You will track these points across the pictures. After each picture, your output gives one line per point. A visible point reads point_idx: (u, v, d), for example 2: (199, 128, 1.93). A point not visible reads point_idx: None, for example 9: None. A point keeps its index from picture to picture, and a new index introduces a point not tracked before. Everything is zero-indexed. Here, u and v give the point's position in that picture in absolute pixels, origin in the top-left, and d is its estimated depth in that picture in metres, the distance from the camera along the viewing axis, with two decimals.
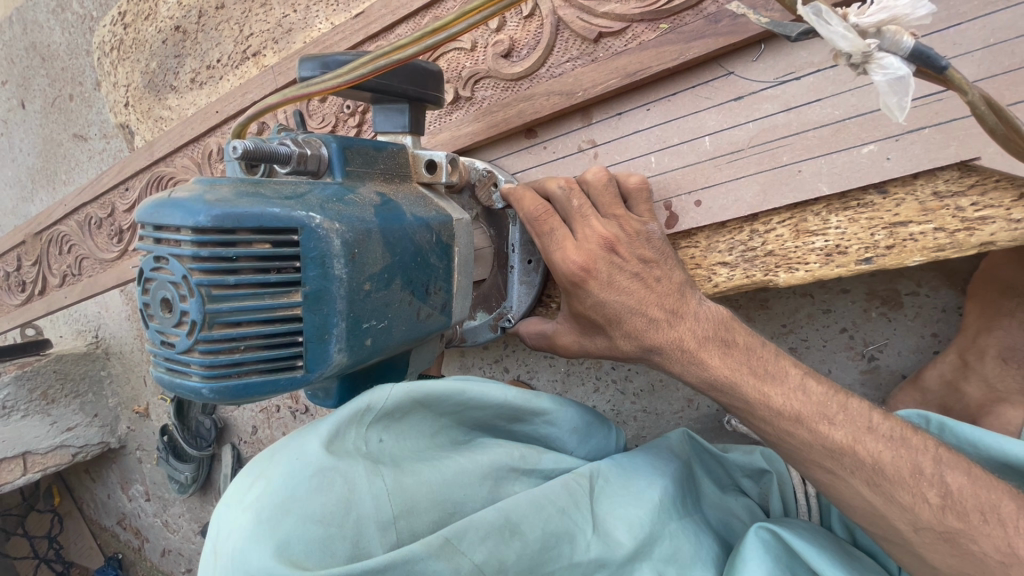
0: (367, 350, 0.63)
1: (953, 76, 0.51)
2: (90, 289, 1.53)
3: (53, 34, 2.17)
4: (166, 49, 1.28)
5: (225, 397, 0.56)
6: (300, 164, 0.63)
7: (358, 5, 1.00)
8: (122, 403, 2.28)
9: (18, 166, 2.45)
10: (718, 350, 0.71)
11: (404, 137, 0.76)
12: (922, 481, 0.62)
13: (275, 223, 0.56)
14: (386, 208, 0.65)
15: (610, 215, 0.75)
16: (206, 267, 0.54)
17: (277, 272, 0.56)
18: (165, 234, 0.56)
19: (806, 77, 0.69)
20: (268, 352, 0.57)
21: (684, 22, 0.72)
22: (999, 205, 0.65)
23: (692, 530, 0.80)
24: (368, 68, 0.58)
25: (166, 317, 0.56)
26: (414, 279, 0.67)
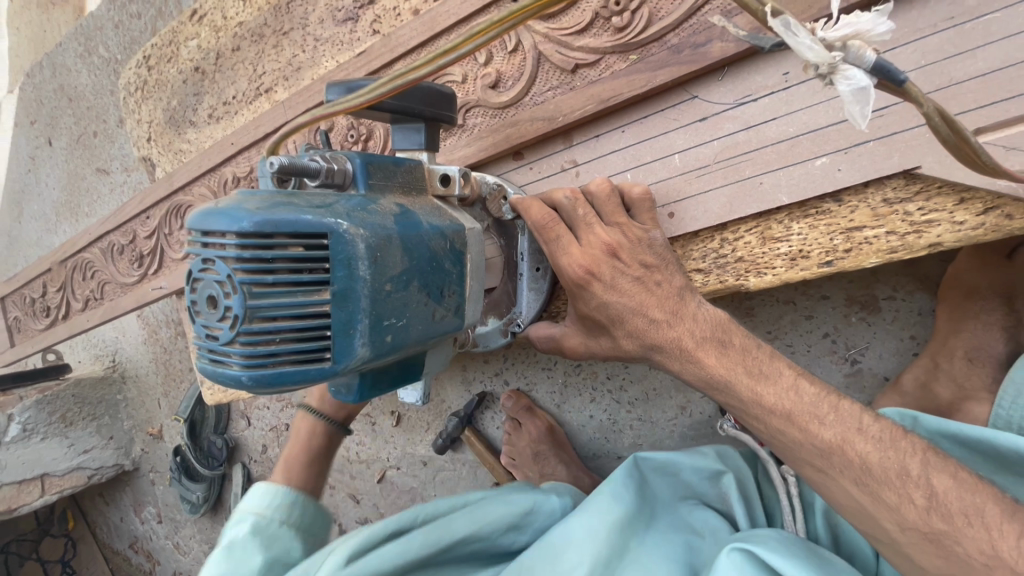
0: (387, 346, 0.68)
1: (910, 89, 0.54)
2: (112, 312, 1.61)
3: (80, 76, 2.33)
4: (186, 88, 1.39)
5: (261, 385, 0.62)
6: (328, 178, 0.70)
7: (362, 44, 1.10)
8: (136, 426, 2.36)
9: (43, 200, 2.59)
10: (714, 349, 0.75)
11: (421, 153, 0.84)
12: (910, 482, 0.65)
13: (308, 229, 0.62)
14: (405, 217, 0.72)
15: (614, 223, 0.80)
16: (248, 267, 0.61)
17: (309, 272, 0.63)
18: (212, 238, 0.63)
19: (762, 99, 0.76)
20: (299, 344, 0.63)
21: (651, 52, 0.80)
22: (943, 209, 0.70)
23: (659, 539, 0.92)
24: (386, 88, 0.65)
25: (210, 312, 0.62)
26: (430, 282, 0.73)
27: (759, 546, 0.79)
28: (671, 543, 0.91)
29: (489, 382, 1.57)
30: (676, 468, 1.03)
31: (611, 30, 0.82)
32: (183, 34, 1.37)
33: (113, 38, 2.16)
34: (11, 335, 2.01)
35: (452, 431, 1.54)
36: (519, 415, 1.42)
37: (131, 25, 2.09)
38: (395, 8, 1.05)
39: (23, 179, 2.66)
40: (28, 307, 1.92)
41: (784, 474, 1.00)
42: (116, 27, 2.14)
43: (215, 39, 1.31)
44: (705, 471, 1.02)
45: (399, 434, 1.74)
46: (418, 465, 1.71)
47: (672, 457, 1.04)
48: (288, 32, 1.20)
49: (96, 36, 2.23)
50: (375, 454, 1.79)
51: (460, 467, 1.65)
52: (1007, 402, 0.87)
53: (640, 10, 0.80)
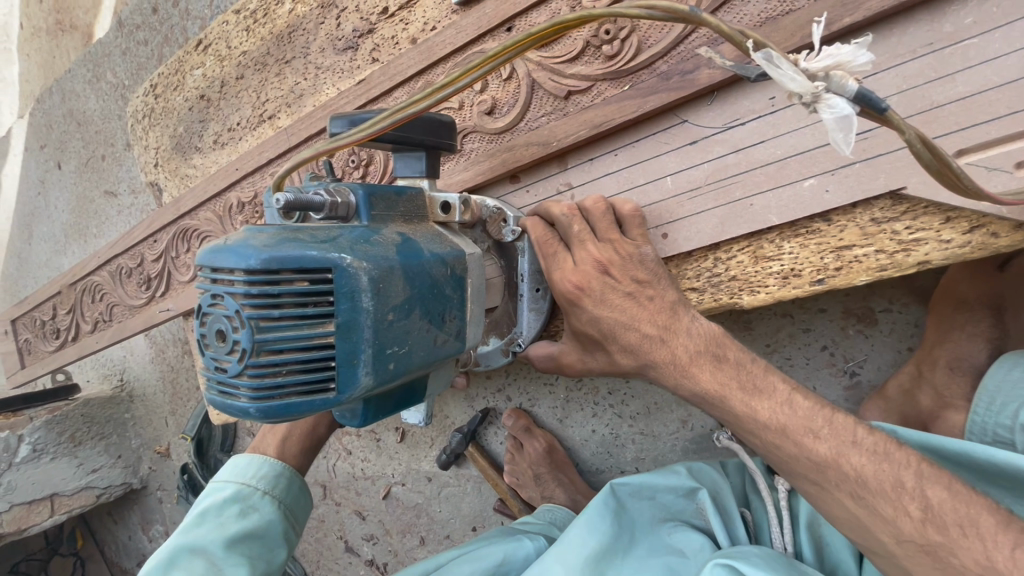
0: (390, 373, 0.70)
1: (892, 116, 0.55)
2: (121, 334, 1.64)
3: (89, 101, 2.38)
4: (192, 115, 1.43)
5: (268, 416, 0.65)
6: (332, 211, 0.72)
7: (362, 72, 1.13)
8: (144, 445, 2.38)
9: (53, 222, 2.64)
10: (709, 364, 0.75)
11: (421, 180, 0.86)
12: (904, 495, 0.65)
13: (312, 264, 0.65)
14: (407, 246, 0.74)
15: (606, 239, 0.82)
16: (255, 302, 0.64)
17: (315, 305, 0.65)
18: (221, 275, 0.66)
19: (749, 123, 0.78)
20: (305, 375, 0.65)
21: (641, 79, 0.82)
22: (930, 227, 0.72)
23: (638, 566, 0.94)
24: (386, 122, 0.68)
25: (220, 346, 0.66)
26: (432, 309, 0.75)
27: (742, 562, 0.86)
28: (651, 567, 0.94)
29: (492, 397, 1.58)
30: (651, 489, 1.05)
31: (602, 58, 0.85)
32: (188, 63, 1.41)
33: (121, 64, 2.21)
34: (21, 357, 2.04)
35: (456, 447, 1.55)
36: (520, 435, 1.43)
37: (138, 51, 2.14)
38: (394, 37, 1.08)
39: (33, 202, 2.71)
40: (38, 329, 1.96)
41: (777, 486, 1.01)
42: (123, 53, 2.20)
43: (219, 67, 1.35)
44: (683, 488, 1.04)
45: (404, 451, 1.75)
46: (423, 481, 1.72)
47: (645, 476, 1.05)
48: (290, 61, 1.23)
49: (104, 62, 2.28)
50: (381, 470, 1.80)
51: (464, 483, 1.66)
52: (983, 409, 0.88)
53: (630, 38, 0.82)
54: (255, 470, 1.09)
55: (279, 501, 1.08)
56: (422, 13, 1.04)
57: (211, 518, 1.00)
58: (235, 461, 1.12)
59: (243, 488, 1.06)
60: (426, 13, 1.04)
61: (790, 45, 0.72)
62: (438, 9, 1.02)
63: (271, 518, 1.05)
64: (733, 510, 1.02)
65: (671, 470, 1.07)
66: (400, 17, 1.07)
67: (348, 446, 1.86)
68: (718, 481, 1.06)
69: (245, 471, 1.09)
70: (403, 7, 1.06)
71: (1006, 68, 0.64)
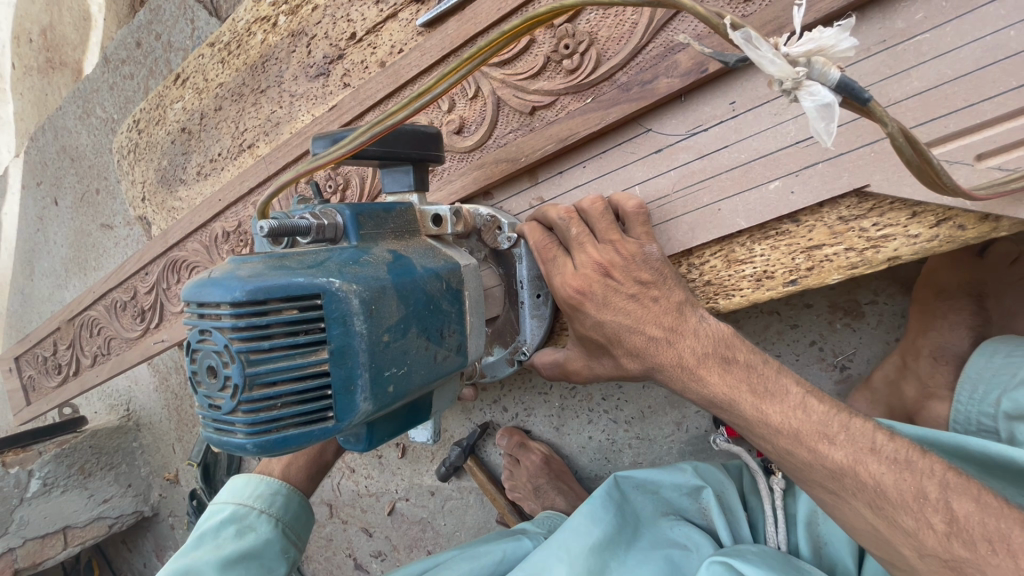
0: (390, 396, 0.71)
1: (874, 108, 0.51)
2: (119, 366, 1.66)
3: (80, 137, 2.42)
4: (175, 148, 1.45)
5: (266, 450, 0.65)
6: (319, 233, 0.72)
7: (334, 98, 1.14)
8: (153, 472, 2.38)
9: (53, 257, 2.68)
10: (717, 366, 0.73)
11: (410, 195, 0.86)
12: (927, 506, 0.62)
13: (300, 291, 0.65)
14: (398, 264, 0.74)
15: (606, 241, 0.79)
16: (243, 335, 0.64)
17: (306, 333, 0.65)
18: (207, 310, 0.66)
19: (712, 128, 0.78)
20: (301, 406, 0.65)
21: (603, 91, 0.83)
22: (897, 223, 0.72)
23: (640, 559, 0.93)
24: (364, 137, 0.66)
25: (212, 382, 0.66)
26: (428, 325, 0.76)
27: (739, 560, 0.86)
28: (653, 560, 0.93)
29: (489, 409, 1.59)
30: (654, 484, 1.05)
31: (564, 72, 0.85)
32: (168, 97, 1.43)
33: (108, 99, 2.25)
34: (26, 394, 2.06)
35: (456, 460, 1.55)
36: (515, 452, 1.44)
37: (124, 85, 2.17)
38: (363, 61, 1.10)
39: (32, 238, 2.75)
40: (41, 365, 1.98)
41: (771, 485, 1.00)
42: (111, 88, 2.23)
43: (198, 100, 1.37)
44: (686, 486, 1.03)
45: (406, 466, 1.76)
46: (426, 496, 1.73)
47: (649, 472, 1.06)
48: (265, 90, 1.25)
49: (93, 97, 2.32)
50: (384, 487, 1.81)
51: (467, 495, 1.66)
52: (965, 398, 0.88)
53: (589, 51, 0.83)
54: (252, 489, 1.11)
55: (277, 519, 1.09)
56: (389, 36, 1.05)
57: (209, 541, 1.03)
58: (232, 482, 1.15)
59: (240, 508, 1.08)
60: (393, 36, 1.05)
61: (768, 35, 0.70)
62: (405, 31, 1.03)
63: (270, 537, 1.06)
64: (738, 510, 1.01)
65: (677, 467, 1.06)
66: (368, 41, 1.08)
67: (351, 465, 1.87)
68: (725, 482, 1.03)
69: (243, 491, 1.11)
70: (370, 32, 1.08)
71: (961, 61, 0.64)
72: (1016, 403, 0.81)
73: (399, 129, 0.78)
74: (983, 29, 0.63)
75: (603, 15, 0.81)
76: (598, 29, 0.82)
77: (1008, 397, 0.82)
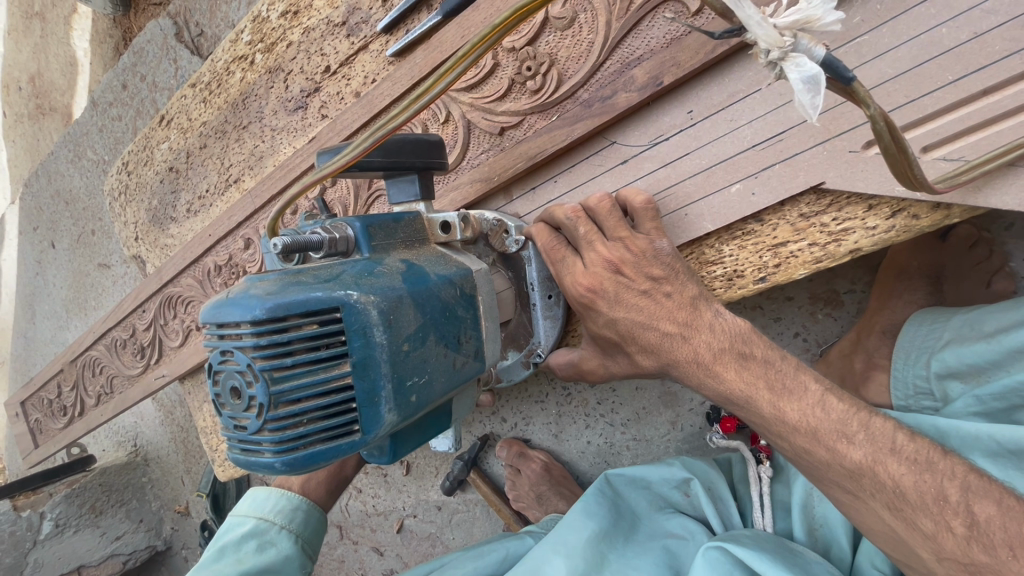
0: (413, 405, 0.74)
1: (857, 88, 0.51)
2: (123, 404, 1.68)
3: (73, 180, 2.45)
4: (164, 187, 1.48)
5: (294, 467, 0.67)
6: (331, 247, 0.74)
7: (313, 129, 1.18)
8: (165, 506, 2.37)
9: (53, 299, 2.71)
10: (734, 362, 0.72)
11: (418, 204, 0.88)
12: (947, 509, 0.61)
13: (319, 305, 0.67)
14: (411, 272, 0.77)
15: (616, 238, 0.78)
16: (266, 353, 0.66)
17: (327, 347, 0.68)
18: (228, 330, 0.69)
19: (673, 137, 0.81)
20: (326, 421, 0.68)
21: (566, 109, 0.86)
22: (855, 216, 0.75)
23: (639, 550, 0.95)
24: (370, 142, 0.64)
25: (236, 403, 0.68)
26: (446, 333, 0.79)
27: (734, 544, 0.88)
28: (653, 551, 0.95)
29: (488, 420, 1.61)
30: (644, 480, 1.07)
31: (528, 92, 0.89)
32: (155, 138, 1.47)
33: (99, 141, 2.28)
34: (34, 437, 2.08)
35: (458, 474, 1.58)
36: (515, 462, 1.47)
37: (114, 127, 2.21)
38: (339, 92, 1.13)
39: (32, 282, 2.79)
40: (47, 408, 2.00)
41: (760, 473, 1.04)
42: (100, 130, 2.26)
43: (184, 139, 1.41)
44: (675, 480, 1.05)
45: (411, 483, 1.78)
46: (433, 511, 1.74)
47: (636, 470, 1.08)
48: (248, 126, 1.28)
49: (83, 140, 2.35)
50: (391, 505, 1.83)
51: (474, 508, 1.68)
52: (900, 364, 0.94)
53: (550, 72, 0.86)
54: (272, 504, 1.13)
55: (297, 535, 1.12)
56: (362, 67, 1.09)
57: (230, 554, 1.04)
58: (253, 494, 1.17)
59: (261, 522, 1.10)
60: (365, 67, 1.09)
61: (712, 48, 0.73)
62: (376, 62, 1.07)
63: (290, 553, 1.09)
64: (728, 500, 1.03)
65: (666, 462, 1.08)
66: (342, 73, 1.12)
67: (358, 485, 1.89)
68: (712, 472, 1.06)
69: (263, 505, 1.13)
70: (344, 64, 1.12)
71: (899, 60, 0.67)
72: (944, 363, 0.87)
73: (400, 135, 0.80)
74: (916, 29, 0.66)
75: (561, 36, 0.85)
76: (557, 50, 0.86)
77: (936, 358, 0.88)
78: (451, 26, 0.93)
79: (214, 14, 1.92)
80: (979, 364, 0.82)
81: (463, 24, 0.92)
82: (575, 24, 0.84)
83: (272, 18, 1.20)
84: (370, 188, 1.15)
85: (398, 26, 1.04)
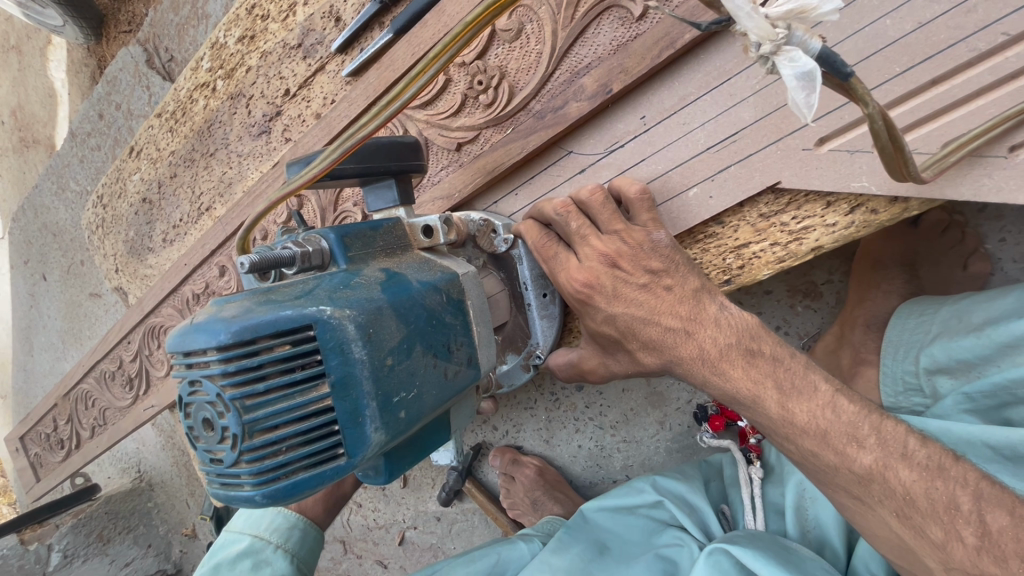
0: (403, 422, 0.66)
1: (856, 85, 0.47)
2: (116, 435, 1.69)
3: (58, 212, 2.43)
4: (139, 218, 1.48)
5: (277, 500, 0.59)
6: (305, 262, 0.66)
7: (278, 153, 1.17)
8: (172, 529, 2.36)
9: (49, 331, 2.73)
10: (742, 360, 0.69)
11: (398, 210, 0.80)
12: (959, 518, 0.58)
13: (290, 324, 0.59)
14: (392, 281, 0.69)
15: (610, 231, 0.74)
16: (235, 380, 0.58)
17: (302, 368, 0.60)
18: (194, 358, 0.60)
19: (628, 144, 0.80)
20: (308, 447, 0.60)
21: (520, 121, 0.86)
22: (814, 214, 0.73)
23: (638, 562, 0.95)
24: (338, 152, 0.61)
25: (209, 435, 0.60)
26: (435, 342, 0.70)
27: (735, 545, 0.87)
28: (649, 559, 0.95)
29: (480, 429, 1.61)
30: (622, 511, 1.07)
31: (482, 106, 0.88)
32: (126, 170, 1.47)
33: (80, 171, 2.24)
34: (35, 471, 2.09)
35: (453, 484, 1.57)
36: (508, 469, 1.46)
37: (92, 156, 2.17)
38: (300, 115, 1.12)
39: (26, 315, 2.81)
40: (44, 442, 2.01)
41: (751, 475, 1.05)
42: (80, 161, 2.23)
43: (154, 170, 1.40)
44: (648, 503, 1.06)
45: (409, 495, 1.78)
46: (432, 522, 1.74)
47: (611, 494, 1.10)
48: (214, 153, 1.28)
49: (65, 172, 2.32)
50: (392, 518, 1.82)
51: (471, 516, 1.68)
52: (890, 359, 0.92)
53: (501, 85, 0.86)
54: (268, 521, 1.11)
55: (292, 555, 1.09)
56: (320, 89, 1.08)
57: (225, 571, 1.04)
58: (251, 509, 1.15)
59: (256, 541, 1.08)
60: (323, 88, 1.08)
61: (657, 52, 0.73)
62: (333, 82, 1.06)
63: (285, 572, 1.06)
64: (703, 508, 1.04)
65: (635, 489, 1.09)
66: (302, 96, 1.11)
67: (358, 499, 1.89)
68: (683, 487, 1.08)
69: (260, 523, 1.11)
70: (303, 87, 1.11)
71: (845, 54, 0.66)
72: (933, 358, 0.85)
73: (371, 140, 0.74)
74: (861, 21, 0.65)
75: (509, 48, 0.84)
76: (507, 62, 0.85)
77: (925, 352, 0.86)
78: (401, 44, 0.92)
79: (182, 38, 1.91)
80: (969, 360, 0.80)
81: (412, 41, 0.91)
82: (522, 35, 0.83)
83: (230, 44, 1.20)
84: (336, 210, 1.15)
85: (352, 46, 1.03)
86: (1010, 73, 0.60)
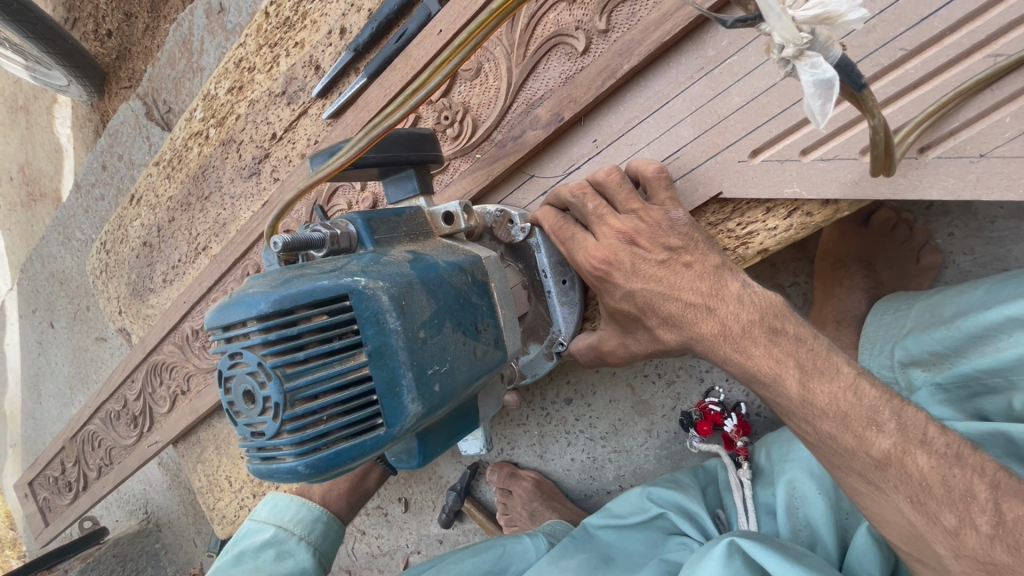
0: (437, 396, 0.68)
1: (868, 97, 0.54)
2: (123, 472, 1.72)
3: (64, 260, 2.51)
4: (140, 261, 1.56)
5: (319, 470, 0.62)
6: (334, 243, 0.71)
7: (266, 192, 1.25)
8: (179, 570, 2.32)
9: (56, 377, 2.78)
10: (764, 336, 0.70)
11: (417, 199, 0.83)
12: (974, 506, 0.59)
13: (327, 294, 0.63)
14: (419, 261, 0.72)
15: (629, 210, 0.77)
16: (276, 349, 0.62)
17: (340, 338, 0.64)
18: (234, 331, 0.64)
19: (583, 166, 0.87)
20: (347, 417, 0.63)
21: (484, 150, 0.94)
22: (757, 219, 0.80)
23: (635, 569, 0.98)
24: (364, 141, 0.63)
25: (250, 408, 0.63)
26: (463, 320, 0.73)
27: (744, 539, 0.87)
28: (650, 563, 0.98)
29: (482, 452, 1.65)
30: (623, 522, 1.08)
31: (450, 139, 0.96)
32: (127, 217, 1.55)
33: (86, 220, 2.33)
34: (44, 516, 2.11)
35: (453, 505, 1.60)
36: (506, 484, 1.48)
37: (97, 206, 2.26)
38: (287, 156, 1.20)
39: (35, 363, 2.87)
40: (53, 485, 2.05)
41: (741, 477, 1.09)
42: (85, 211, 2.31)
43: (154, 215, 1.48)
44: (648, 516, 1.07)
45: (411, 518, 1.78)
46: (435, 545, 1.75)
47: (611, 508, 1.11)
48: (209, 196, 1.36)
49: (71, 223, 2.41)
50: (395, 543, 1.82)
51: (472, 537, 1.69)
52: (866, 353, 0.93)
53: (465, 119, 0.94)
54: (293, 512, 1.10)
55: (315, 547, 1.08)
56: (304, 131, 1.16)
57: (248, 560, 1.02)
58: (276, 498, 1.14)
59: (280, 531, 1.07)
60: (307, 131, 1.16)
61: (595, 88, 0.81)
62: (316, 125, 1.14)
63: (306, 565, 1.05)
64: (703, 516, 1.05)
65: (641, 500, 1.09)
66: (287, 138, 1.20)
67: (361, 526, 1.88)
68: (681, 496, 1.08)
69: (284, 513, 1.10)
70: (288, 130, 1.19)
71: None
72: (907, 351, 0.86)
73: (391, 131, 0.77)
74: None
75: (470, 86, 0.93)
76: (469, 98, 0.93)
77: (899, 346, 0.88)
78: (375, 86, 1.01)
79: (179, 90, 2.02)
80: (942, 352, 0.81)
81: (383, 85, 0.99)
82: (480, 74, 0.91)
83: (220, 95, 1.29)
84: None
85: (331, 91, 1.11)
86: (910, 83, 0.67)
